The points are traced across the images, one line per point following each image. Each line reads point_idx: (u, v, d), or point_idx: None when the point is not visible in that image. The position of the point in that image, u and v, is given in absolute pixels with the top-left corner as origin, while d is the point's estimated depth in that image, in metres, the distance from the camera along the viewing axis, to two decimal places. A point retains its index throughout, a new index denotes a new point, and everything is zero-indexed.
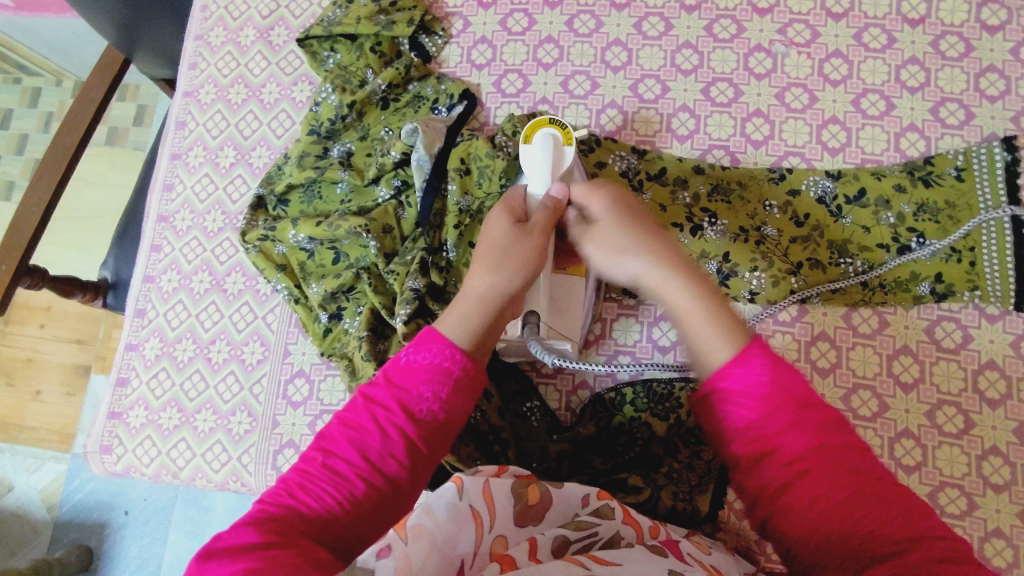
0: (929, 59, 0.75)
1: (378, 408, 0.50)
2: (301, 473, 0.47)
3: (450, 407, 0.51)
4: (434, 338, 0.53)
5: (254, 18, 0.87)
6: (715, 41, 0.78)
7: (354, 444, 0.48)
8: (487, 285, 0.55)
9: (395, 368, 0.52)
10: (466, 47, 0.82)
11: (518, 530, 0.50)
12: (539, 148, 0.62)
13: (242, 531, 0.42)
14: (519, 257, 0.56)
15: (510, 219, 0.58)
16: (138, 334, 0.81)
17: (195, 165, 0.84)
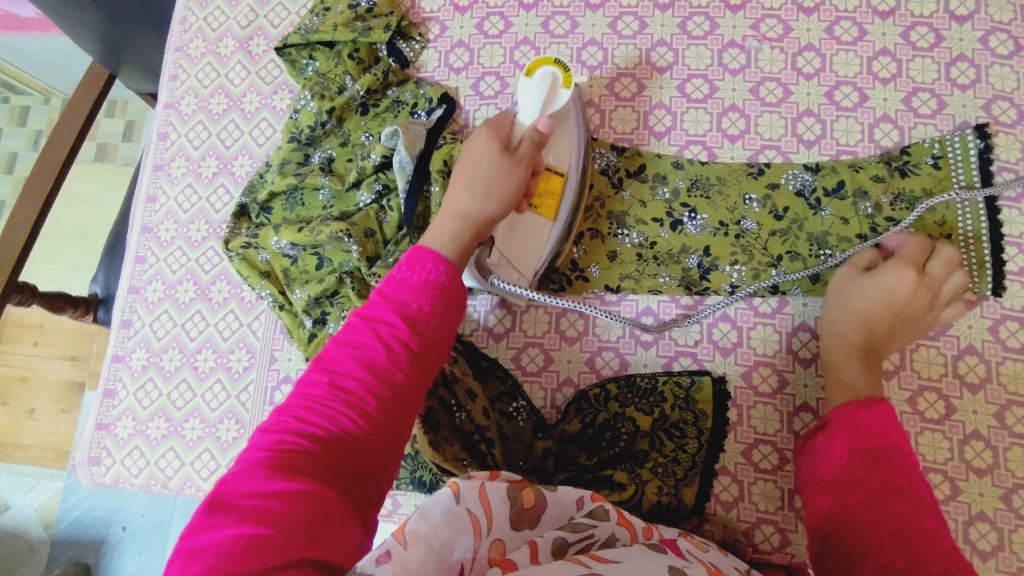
0: (900, 50, 0.76)
1: (379, 328, 0.55)
2: (305, 396, 0.51)
3: (442, 317, 0.58)
4: (425, 256, 0.59)
5: (233, 28, 0.87)
6: (689, 38, 0.79)
7: (358, 359, 0.53)
8: (474, 205, 0.64)
9: (389, 287, 0.58)
10: (444, 51, 0.83)
11: (513, 535, 0.48)
12: (535, 84, 0.67)
13: (253, 471, 0.45)
14: (500, 181, 0.64)
15: (496, 145, 0.65)
16: (125, 345, 0.82)
17: (178, 176, 0.85)
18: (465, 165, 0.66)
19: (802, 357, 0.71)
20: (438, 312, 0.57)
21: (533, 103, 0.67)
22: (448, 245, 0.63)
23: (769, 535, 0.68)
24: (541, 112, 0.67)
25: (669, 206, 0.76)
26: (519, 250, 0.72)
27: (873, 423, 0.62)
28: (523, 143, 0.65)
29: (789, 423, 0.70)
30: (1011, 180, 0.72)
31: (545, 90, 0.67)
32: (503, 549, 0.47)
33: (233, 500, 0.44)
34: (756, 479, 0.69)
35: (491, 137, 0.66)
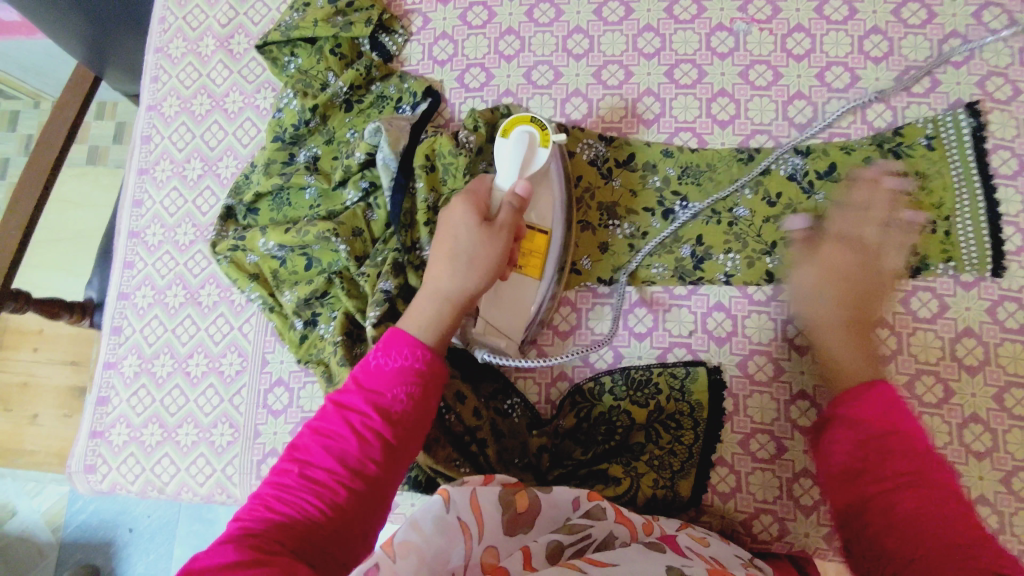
0: (892, 28, 0.74)
1: (352, 417, 0.54)
2: (275, 489, 0.50)
3: (419, 409, 0.56)
4: (402, 341, 0.59)
5: (213, 27, 0.86)
6: (676, 23, 0.77)
7: (331, 450, 0.52)
8: (454, 283, 0.62)
9: (365, 372, 0.57)
10: (427, 44, 0.81)
11: (508, 540, 0.47)
12: (512, 143, 0.67)
13: (221, 549, 0.43)
14: (479, 255, 0.63)
15: (474, 218, 0.64)
16: (116, 352, 0.81)
17: (163, 179, 0.84)
18: (444, 240, 0.64)
19: (798, 344, 0.70)
20: (414, 403, 0.56)
21: (511, 161, 0.67)
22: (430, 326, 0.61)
23: (768, 524, 0.67)
24: (520, 170, 0.67)
25: (660, 194, 0.75)
26: (507, 317, 0.69)
27: (863, 411, 0.59)
28: (502, 212, 0.64)
29: (786, 411, 0.69)
30: (1007, 158, 0.70)
31: (523, 149, 0.67)
32: (499, 555, 0.46)
33: (200, 574, 0.41)
34: (754, 469, 0.68)
35: (470, 208, 0.65)
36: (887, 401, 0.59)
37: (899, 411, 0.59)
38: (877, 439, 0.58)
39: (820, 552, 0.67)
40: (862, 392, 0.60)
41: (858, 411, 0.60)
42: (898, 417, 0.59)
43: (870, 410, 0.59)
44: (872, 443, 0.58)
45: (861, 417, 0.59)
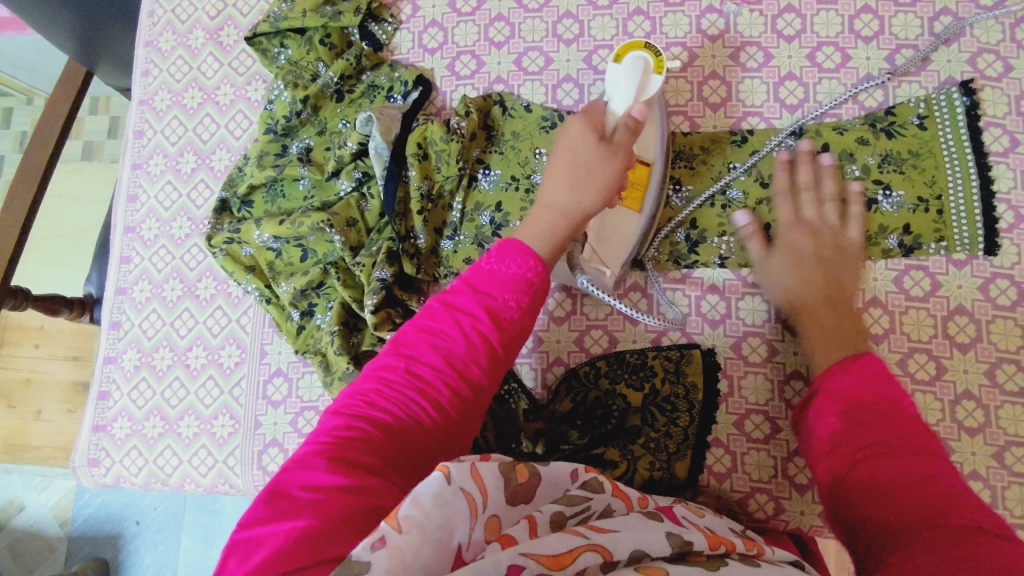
0: (882, 6, 0.74)
1: (461, 318, 0.54)
2: (378, 377, 0.51)
3: (526, 316, 0.55)
4: (515, 250, 0.56)
5: (202, 20, 0.86)
6: (666, 5, 0.77)
7: (435, 348, 0.52)
8: (566, 198, 0.60)
9: (472, 279, 0.56)
10: (417, 32, 0.81)
11: (510, 510, 0.44)
12: (625, 70, 0.63)
13: (315, 463, 0.44)
14: (596, 168, 0.60)
15: (594, 136, 0.61)
16: (116, 346, 0.82)
17: (157, 174, 0.84)
18: (563, 154, 0.62)
19: (791, 325, 0.70)
20: (523, 311, 0.55)
21: (625, 95, 0.63)
22: (542, 232, 0.60)
23: (763, 503, 0.68)
24: (637, 97, 0.63)
25: None
26: (613, 245, 0.70)
27: (842, 382, 0.57)
28: (617, 132, 0.61)
29: (780, 392, 0.69)
30: (998, 135, 0.70)
31: (640, 80, 0.63)
32: (500, 526, 0.43)
33: (298, 491, 0.42)
34: (749, 449, 0.69)
35: (589, 131, 0.61)
36: (879, 375, 0.57)
37: (886, 382, 0.56)
38: (858, 405, 0.55)
39: (815, 529, 0.68)
40: (856, 358, 0.59)
41: (845, 381, 0.57)
42: (886, 387, 0.56)
43: (850, 383, 0.57)
44: (856, 408, 0.55)
45: (844, 380, 0.57)
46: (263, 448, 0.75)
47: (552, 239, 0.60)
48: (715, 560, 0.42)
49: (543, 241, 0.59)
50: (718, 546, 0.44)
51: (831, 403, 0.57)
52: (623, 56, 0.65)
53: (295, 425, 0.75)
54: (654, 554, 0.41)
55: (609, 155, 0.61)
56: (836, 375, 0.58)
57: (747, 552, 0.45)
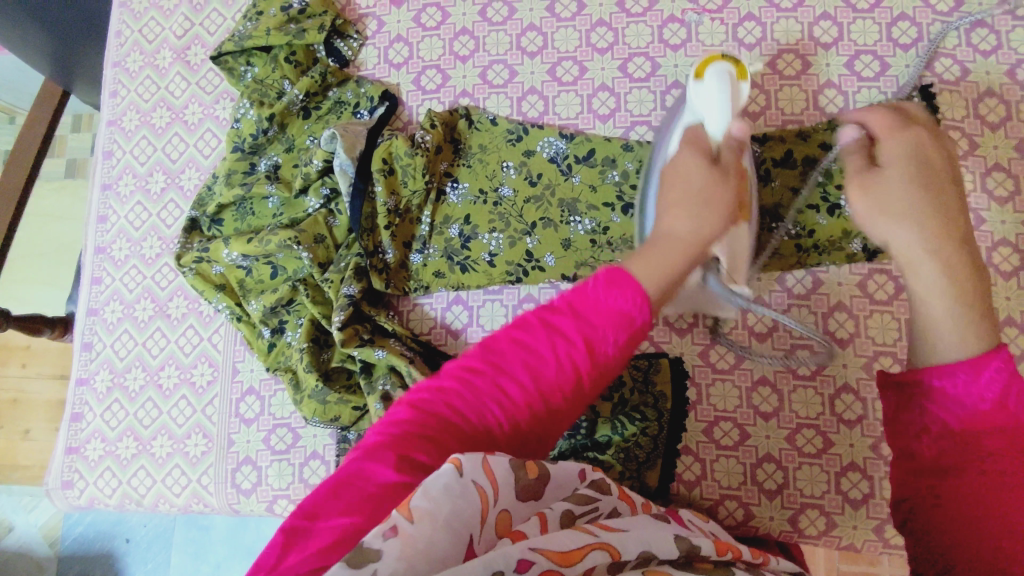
0: (841, 13, 0.75)
1: (558, 340, 0.44)
2: (464, 365, 0.44)
3: (625, 357, 0.46)
4: (629, 280, 0.46)
5: (169, 39, 0.86)
6: (628, 16, 0.78)
7: (527, 358, 0.44)
8: (691, 228, 0.52)
9: (580, 296, 0.45)
10: (382, 47, 0.82)
11: (521, 506, 0.41)
12: (715, 85, 0.60)
13: (375, 462, 0.39)
14: (717, 188, 0.54)
15: (702, 158, 0.56)
16: (88, 368, 0.82)
17: (127, 194, 0.84)
18: (677, 181, 0.55)
19: (758, 331, 0.71)
20: (622, 350, 0.45)
21: (720, 105, 0.60)
22: (672, 242, 0.51)
23: (733, 509, 0.68)
24: (731, 102, 0.60)
25: (620, 189, 0.74)
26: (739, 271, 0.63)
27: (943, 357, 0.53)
28: (724, 154, 0.57)
29: (748, 398, 0.70)
30: (958, 138, 0.71)
31: (727, 84, 0.60)
32: (511, 522, 0.40)
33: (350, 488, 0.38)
34: (718, 456, 0.69)
35: (704, 152, 0.57)
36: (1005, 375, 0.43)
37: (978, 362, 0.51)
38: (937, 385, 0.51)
39: (786, 534, 0.68)
40: (971, 360, 0.44)
41: (966, 395, 0.44)
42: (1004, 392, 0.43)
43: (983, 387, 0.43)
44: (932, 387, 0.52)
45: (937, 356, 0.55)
46: (237, 467, 0.75)
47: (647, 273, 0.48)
48: (720, 567, 0.41)
49: (674, 266, 0.50)
50: (725, 553, 0.42)
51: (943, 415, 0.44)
52: (702, 72, 0.62)
53: (267, 443, 0.75)
54: (659, 555, 0.39)
55: (721, 166, 0.56)
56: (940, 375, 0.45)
57: (752, 561, 0.44)
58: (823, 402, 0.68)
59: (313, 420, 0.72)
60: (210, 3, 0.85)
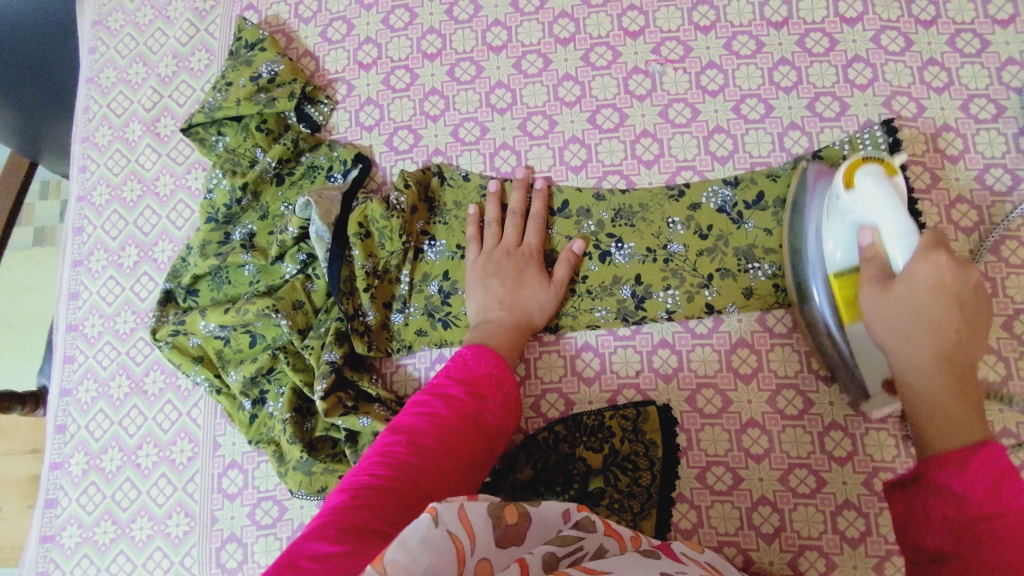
0: (798, 58, 0.77)
1: (428, 412, 0.59)
2: (373, 458, 0.54)
3: (493, 416, 0.61)
4: (484, 352, 0.65)
5: (138, 112, 0.86)
6: (594, 69, 0.80)
7: (424, 420, 0.58)
8: (905, 359, 0.55)
9: (451, 373, 0.63)
10: (354, 110, 0.82)
11: (498, 553, 0.42)
12: (869, 187, 0.58)
13: (316, 542, 0.44)
14: (943, 304, 0.54)
15: (878, 288, 0.57)
16: (62, 451, 0.79)
17: (98, 270, 0.83)
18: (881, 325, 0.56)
19: (743, 373, 0.71)
20: (498, 406, 0.62)
21: (888, 206, 0.57)
22: (920, 368, 0.54)
23: (732, 556, 0.68)
24: (899, 200, 0.58)
25: (596, 238, 0.75)
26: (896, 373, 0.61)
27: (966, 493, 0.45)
28: (869, 269, 0.58)
29: (738, 441, 0.70)
30: (920, 172, 0.73)
31: (886, 187, 0.58)
32: (492, 568, 0.41)
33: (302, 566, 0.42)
34: (713, 503, 0.69)
35: (941, 271, 0.53)
36: (990, 477, 0.45)
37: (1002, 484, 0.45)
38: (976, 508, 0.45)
39: None
40: (947, 458, 0.48)
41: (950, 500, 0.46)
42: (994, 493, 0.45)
43: (971, 482, 0.46)
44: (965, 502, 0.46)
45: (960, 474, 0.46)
46: (221, 545, 0.73)
47: (510, 351, 0.68)
48: None
49: (948, 398, 0.51)
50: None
51: (936, 505, 0.46)
52: (850, 179, 0.61)
53: (253, 518, 0.73)
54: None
55: (951, 291, 0.54)
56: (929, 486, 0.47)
57: None
58: (813, 441, 0.68)
59: (299, 492, 0.70)
60: (178, 75, 0.86)
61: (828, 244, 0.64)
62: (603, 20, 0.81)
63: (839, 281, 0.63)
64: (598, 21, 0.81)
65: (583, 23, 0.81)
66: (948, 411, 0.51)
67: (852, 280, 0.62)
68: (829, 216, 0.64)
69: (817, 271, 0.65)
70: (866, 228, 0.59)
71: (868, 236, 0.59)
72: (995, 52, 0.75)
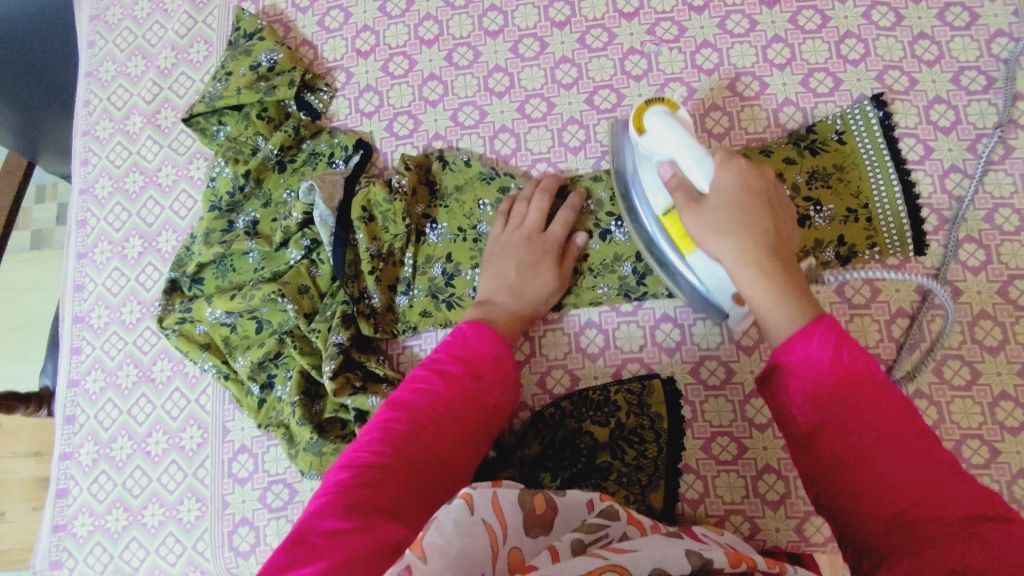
0: (791, 35, 0.78)
1: (446, 379, 0.60)
2: (365, 439, 0.56)
3: (493, 394, 0.62)
4: (481, 329, 0.64)
5: (138, 104, 0.87)
6: (590, 51, 0.81)
7: (423, 396, 0.59)
8: (727, 247, 0.57)
9: (455, 348, 0.63)
10: (353, 98, 0.83)
11: (529, 542, 0.45)
12: (659, 122, 0.62)
13: (326, 519, 0.47)
14: (748, 205, 0.58)
15: (692, 204, 0.59)
16: (72, 441, 0.79)
17: (103, 261, 0.83)
18: (709, 240, 0.58)
19: (745, 345, 0.72)
20: (497, 380, 0.63)
21: (680, 140, 0.61)
22: (744, 251, 0.57)
23: (739, 524, 0.68)
24: (686, 131, 0.62)
25: (596, 217, 0.75)
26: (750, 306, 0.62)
27: (816, 362, 0.51)
28: (681, 198, 0.60)
29: (743, 412, 0.71)
30: (913, 144, 0.74)
31: (672, 120, 0.62)
32: (522, 558, 0.44)
33: (315, 543, 0.45)
34: (719, 473, 0.70)
35: (739, 176, 0.59)
36: (832, 342, 0.51)
37: (849, 348, 0.51)
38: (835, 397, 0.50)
39: (795, 545, 0.68)
40: (802, 331, 0.52)
41: (806, 360, 0.51)
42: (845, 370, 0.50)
43: (819, 357, 0.51)
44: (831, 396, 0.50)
45: (801, 377, 0.52)
46: (233, 529, 0.73)
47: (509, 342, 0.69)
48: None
49: (794, 300, 0.55)
50: (740, 562, 0.43)
51: (800, 385, 0.52)
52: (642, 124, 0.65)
53: (264, 501, 0.73)
54: (675, 573, 0.40)
55: (753, 188, 0.59)
56: (791, 353, 0.52)
57: (769, 571, 0.45)
58: None
59: (310, 473, 0.71)
60: (178, 67, 0.86)
61: (649, 192, 0.67)
62: (598, 3, 0.82)
63: (668, 219, 0.65)
64: (593, 4, 0.82)
65: (578, 6, 0.82)
66: (787, 310, 0.54)
67: (675, 216, 0.64)
68: (641, 161, 0.67)
69: (647, 209, 0.68)
70: (665, 163, 0.62)
71: (668, 170, 0.62)
72: (984, 25, 0.76)
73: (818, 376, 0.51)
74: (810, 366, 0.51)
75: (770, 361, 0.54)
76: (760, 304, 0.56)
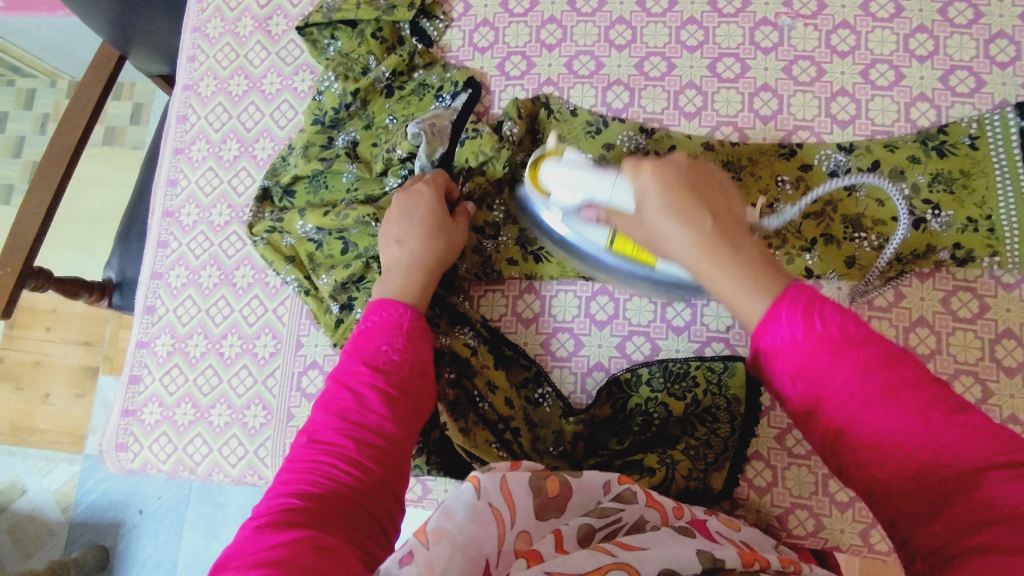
0: (938, 27, 0.74)
1: (352, 379, 0.55)
2: (290, 473, 0.48)
3: (405, 356, 0.58)
4: (386, 305, 0.62)
5: (251, 8, 0.86)
6: (720, 16, 0.77)
7: (347, 397, 0.54)
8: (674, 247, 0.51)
9: (358, 337, 0.60)
10: (468, 30, 0.81)
11: (539, 525, 0.45)
12: (561, 174, 0.65)
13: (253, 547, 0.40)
14: (688, 191, 0.51)
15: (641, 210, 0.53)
16: (149, 331, 0.81)
17: (198, 159, 0.84)
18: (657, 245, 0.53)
19: None
20: (403, 351, 0.59)
21: (587, 183, 0.62)
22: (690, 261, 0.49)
23: (804, 519, 0.67)
24: (583, 164, 0.64)
25: None
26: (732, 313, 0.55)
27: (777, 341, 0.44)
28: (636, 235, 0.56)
29: None
30: None
31: (562, 165, 0.65)
32: (529, 540, 0.44)
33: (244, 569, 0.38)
34: (790, 464, 0.69)
35: (658, 172, 0.52)
36: (801, 311, 0.44)
37: (819, 309, 0.44)
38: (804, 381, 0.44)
39: (856, 548, 0.67)
40: (770, 310, 0.45)
41: (781, 343, 0.44)
42: (811, 340, 0.43)
43: (780, 338, 0.44)
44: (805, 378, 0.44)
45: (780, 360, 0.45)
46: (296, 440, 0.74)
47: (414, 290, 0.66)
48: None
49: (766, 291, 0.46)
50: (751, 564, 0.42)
51: (782, 366, 0.45)
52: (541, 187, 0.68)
53: None
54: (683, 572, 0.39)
55: (675, 181, 0.51)
56: (762, 337, 0.45)
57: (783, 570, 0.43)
58: None
59: None
60: None
61: (590, 237, 0.67)
62: None
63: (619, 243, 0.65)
64: None
65: None
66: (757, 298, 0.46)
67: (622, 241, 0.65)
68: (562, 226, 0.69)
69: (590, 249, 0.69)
70: (586, 210, 0.63)
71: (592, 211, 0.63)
72: None
73: (795, 356, 0.44)
74: (783, 348, 0.44)
75: (752, 350, 0.47)
76: (722, 290, 0.48)
